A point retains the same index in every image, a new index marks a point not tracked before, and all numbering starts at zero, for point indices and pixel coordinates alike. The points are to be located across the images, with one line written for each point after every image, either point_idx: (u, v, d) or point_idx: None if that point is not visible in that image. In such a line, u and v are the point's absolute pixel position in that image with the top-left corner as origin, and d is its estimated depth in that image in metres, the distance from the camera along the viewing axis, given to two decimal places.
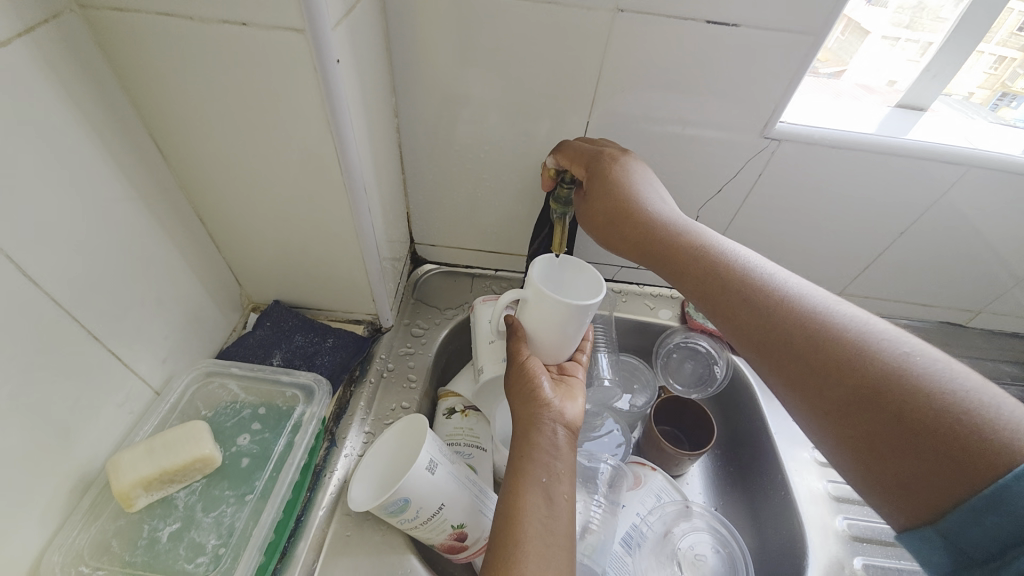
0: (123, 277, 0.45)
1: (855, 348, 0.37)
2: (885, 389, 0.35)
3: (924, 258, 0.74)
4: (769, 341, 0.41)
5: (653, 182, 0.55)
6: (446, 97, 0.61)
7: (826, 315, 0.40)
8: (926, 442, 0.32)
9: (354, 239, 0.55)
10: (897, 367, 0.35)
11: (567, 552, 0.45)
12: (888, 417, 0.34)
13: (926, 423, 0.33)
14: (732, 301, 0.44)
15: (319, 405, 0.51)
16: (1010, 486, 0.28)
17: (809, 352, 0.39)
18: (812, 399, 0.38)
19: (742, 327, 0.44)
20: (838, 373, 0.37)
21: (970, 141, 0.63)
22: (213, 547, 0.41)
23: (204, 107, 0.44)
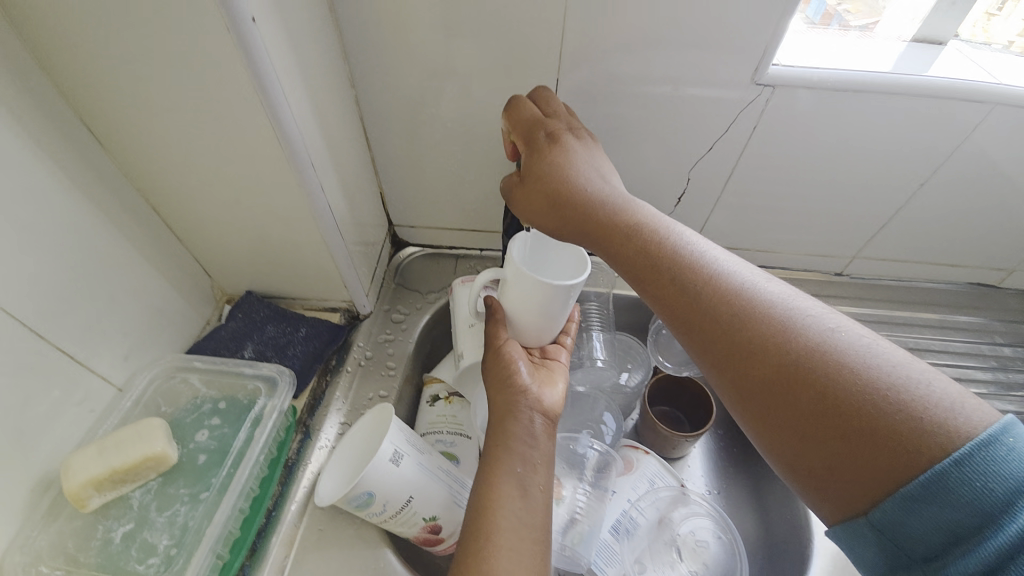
0: (69, 273, 0.43)
1: (786, 329, 0.35)
2: (817, 373, 0.32)
3: (948, 214, 0.67)
4: (700, 326, 0.38)
5: (596, 156, 0.50)
6: (405, 64, 0.56)
7: (756, 295, 0.38)
8: (858, 429, 0.30)
9: (310, 220, 0.52)
10: (829, 351, 0.33)
11: (542, 545, 0.42)
12: (819, 404, 0.32)
13: (857, 410, 0.30)
14: (662, 283, 0.41)
15: (282, 397, 0.49)
16: (950, 473, 0.27)
17: (740, 335, 0.36)
18: (743, 388, 0.36)
19: (672, 313, 0.40)
20: (770, 359, 0.34)
21: (996, 74, 0.56)
22: (165, 547, 0.40)
23: (129, 86, 0.41)
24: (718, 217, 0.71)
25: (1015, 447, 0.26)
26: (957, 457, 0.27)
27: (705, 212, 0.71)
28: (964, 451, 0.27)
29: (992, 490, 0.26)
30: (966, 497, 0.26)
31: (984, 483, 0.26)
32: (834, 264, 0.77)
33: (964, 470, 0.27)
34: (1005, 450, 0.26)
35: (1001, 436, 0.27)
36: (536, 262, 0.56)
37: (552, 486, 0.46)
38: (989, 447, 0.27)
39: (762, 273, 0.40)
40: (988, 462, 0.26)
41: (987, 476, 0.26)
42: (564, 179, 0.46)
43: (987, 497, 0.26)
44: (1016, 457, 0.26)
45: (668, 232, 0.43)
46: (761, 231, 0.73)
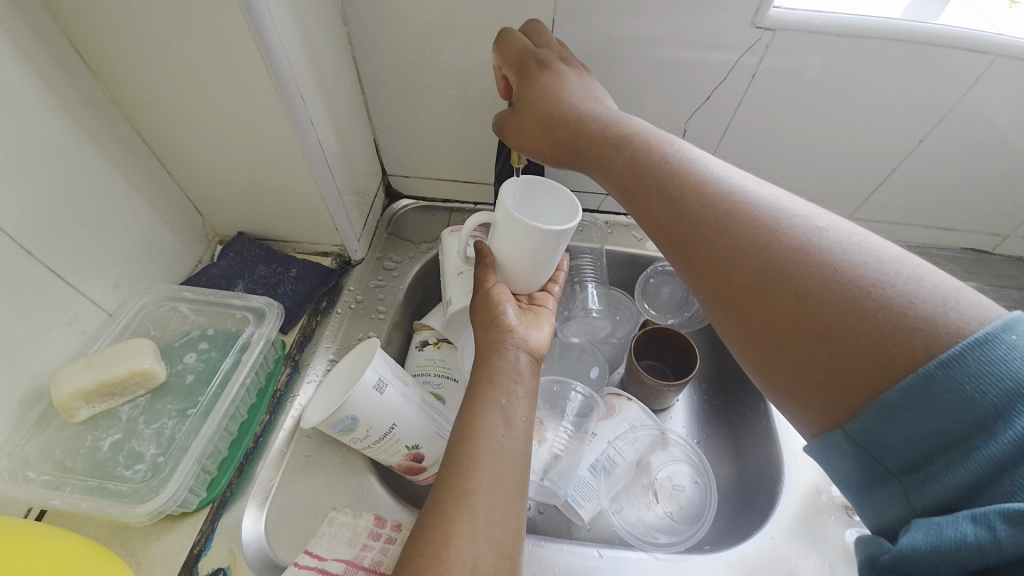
0: (57, 194, 0.43)
1: (778, 239, 0.35)
2: (803, 278, 0.33)
3: (946, 174, 0.66)
4: (690, 242, 0.40)
5: (591, 88, 0.51)
6: (399, 1, 0.55)
7: (753, 208, 0.37)
8: (841, 331, 0.30)
9: (302, 158, 0.52)
10: (816, 257, 0.33)
11: (521, 469, 0.43)
12: (801, 308, 0.32)
13: (840, 312, 0.31)
14: (655, 203, 0.42)
15: (269, 327, 0.50)
16: (935, 376, 0.26)
17: (728, 248, 0.37)
18: (732, 299, 0.37)
19: (666, 230, 0.41)
20: (757, 269, 0.35)
21: (1002, 27, 0.54)
22: (152, 455, 0.41)
23: (106, 1, 0.39)
24: None
25: (1015, 346, 0.25)
26: (944, 359, 0.26)
27: None
28: (952, 353, 0.26)
29: (984, 393, 0.25)
30: (954, 401, 0.26)
31: (974, 386, 0.25)
32: None
33: (952, 373, 0.26)
34: (1002, 350, 0.25)
35: (998, 336, 0.26)
36: (527, 210, 0.56)
37: (533, 418, 0.47)
38: (982, 347, 0.26)
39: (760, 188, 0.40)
40: (980, 363, 0.26)
41: (979, 378, 0.25)
42: (557, 112, 0.50)
43: (979, 402, 0.25)
44: (1014, 356, 0.25)
45: (663, 155, 0.44)
46: None
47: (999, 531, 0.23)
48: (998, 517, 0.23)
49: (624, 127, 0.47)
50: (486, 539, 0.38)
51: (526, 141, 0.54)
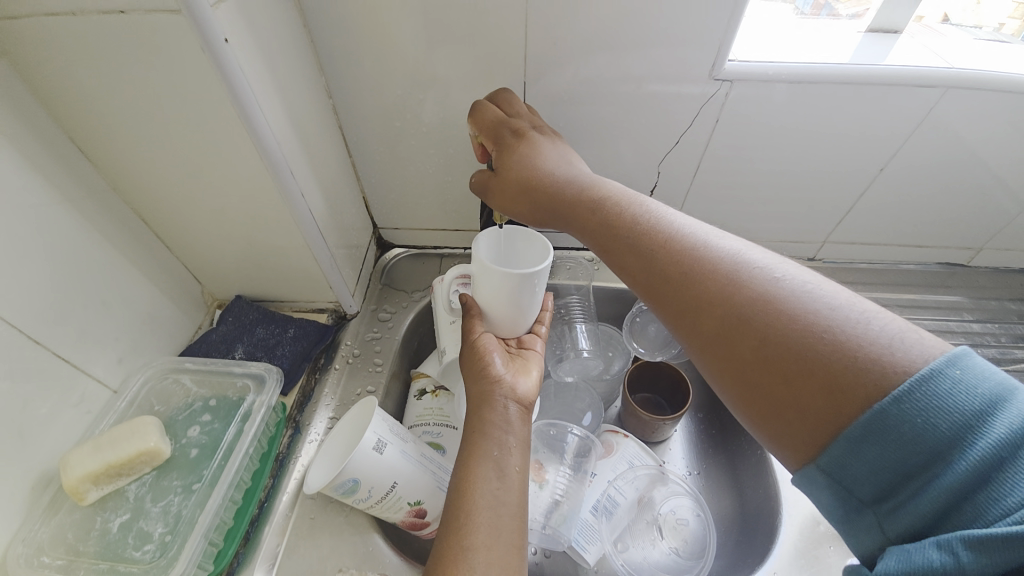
0: (64, 281, 0.46)
1: (741, 285, 0.37)
2: (766, 322, 0.35)
3: (912, 193, 0.70)
4: (659, 286, 0.42)
5: (565, 153, 0.55)
6: (381, 72, 0.59)
7: (718, 255, 0.40)
8: (805, 370, 0.32)
9: (295, 227, 0.54)
10: (773, 299, 0.36)
11: (519, 521, 0.44)
12: (763, 347, 0.35)
13: (797, 352, 0.33)
14: (627, 252, 0.45)
15: (269, 393, 0.52)
16: (888, 412, 0.28)
17: (693, 291, 0.40)
18: (704, 342, 0.38)
19: (640, 278, 0.44)
20: (721, 311, 0.37)
21: (946, 60, 0.58)
22: (160, 534, 0.42)
23: (112, 103, 0.43)
24: (690, 208, 0.74)
25: (959, 380, 0.28)
26: (897, 395, 0.28)
27: (677, 203, 0.73)
28: (903, 389, 0.28)
29: (936, 425, 0.27)
30: (911, 433, 0.28)
31: (926, 418, 0.28)
32: (807, 249, 0.79)
33: (905, 407, 0.28)
34: (948, 384, 0.28)
35: (944, 370, 0.28)
36: (506, 254, 0.58)
37: (528, 467, 0.48)
38: (930, 382, 0.28)
39: (722, 233, 0.43)
40: (930, 398, 0.28)
41: (929, 411, 0.28)
42: (535, 173, 0.52)
43: (931, 434, 0.27)
44: (959, 390, 0.28)
45: (632, 206, 0.47)
46: (734, 218, 0.75)
47: (962, 556, 0.25)
48: (960, 543, 0.25)
49: (597, 184, 0.51)
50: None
51: (508, 204, 0.56)
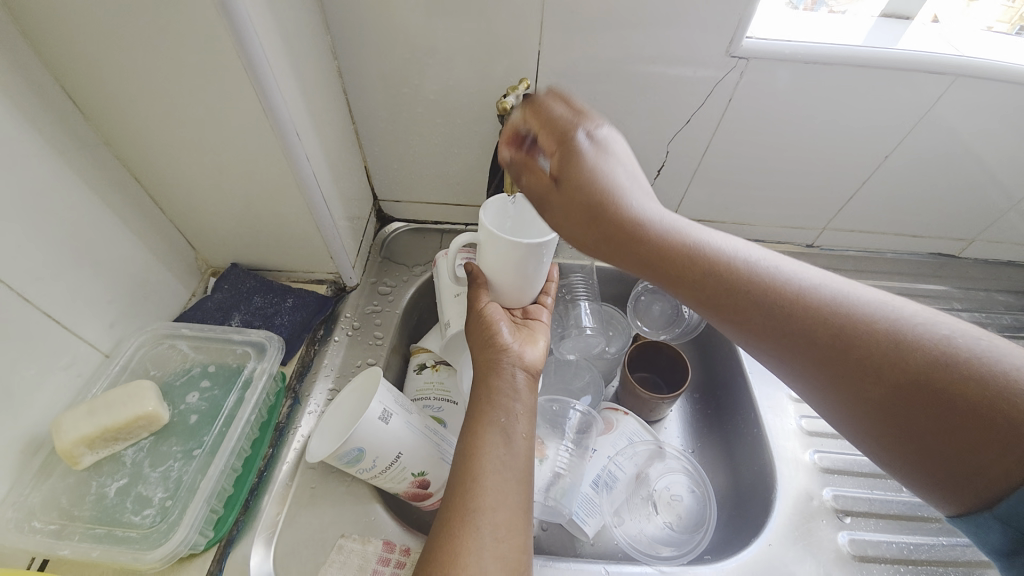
0: (53, 238, 0.43)
1: (894, 337, 0.33)
2: (932, 381, 0.31)
3: (914, 183, 0.70)
4: (789, 347, 0.37)
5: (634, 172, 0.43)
6: (390, 36, 0.57)
7: (854, 307, 0.35)
8: (987, 434, 0.29)
9: (298, 191, 0.52)
10: (938, 357, 0.31)
11: (526, 486, 0.44)
12: (934, 410, 0.31)
13: (978, 414, 0.29)
14: (744, 304, 0.38)
15: (270, 361, 0.51)
16: None
17: (836, 352, 0.35)
18: (852, 408, 0.34)
19: (762, 327, 0.38)
20: (875, 374, 0.33)
21: (958, 48, 0.58)
22: (161, 499, 0.41)
23: (107, 49, 0.40)
24: (694, 191, 0.73)
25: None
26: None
27: (682, 186, 0.73)
28: None
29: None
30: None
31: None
32: (806, 236, 0.80)
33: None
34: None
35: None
36: (511, 223, 0.57)
37: (534, 434, 0.48)
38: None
39: (840, 276, 0.38)
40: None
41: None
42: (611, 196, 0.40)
43: None
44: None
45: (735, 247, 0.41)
46: (736, 203, 0.75)
47: None
48: None
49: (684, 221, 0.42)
50: (493, 557, 0.39)
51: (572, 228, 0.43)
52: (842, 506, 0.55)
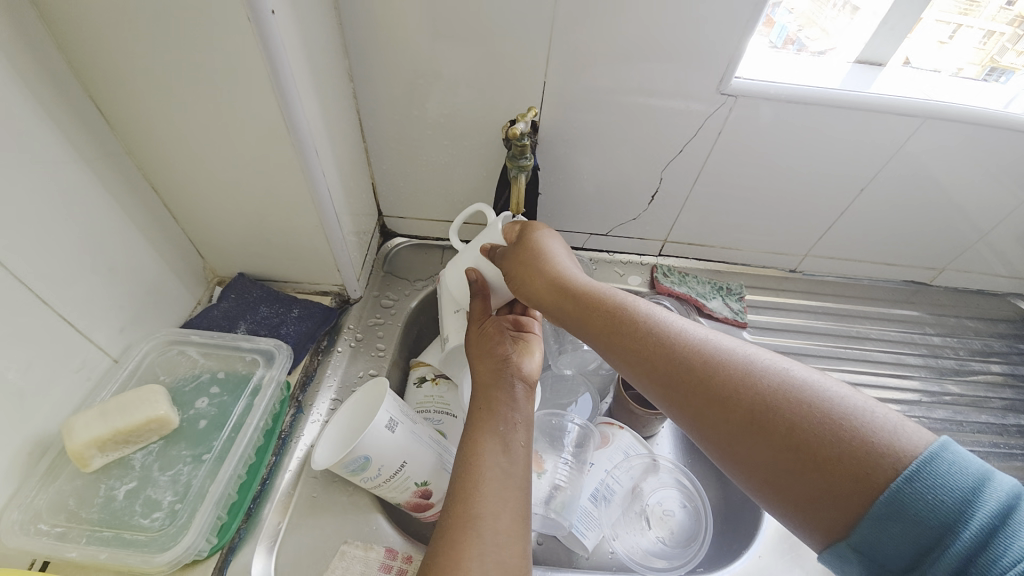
0: (73, 245, 0.45)
1: (746, 372, 0.37)
2: (778, 409, 0.34)
3: (888, 215, 0.75)
4: (667, 383, 0.40)
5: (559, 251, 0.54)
6: (404, 63, 0.60)
7: (717, 348, 0.39)
8: (827, 460, 0.32)
9: (312, 206, 0.54)
10: (781, 389, 0.35)
11: (525, 494, 0.45)
12: (783, 439, 0.34)
13: (814, 439, 0.32)
14: (631, 345, 0.43)
15: (279, 369, 0.53)
16: (904, 492, 0.29)
17: (703, 388, 0.38)
18: (721, 438, 0.37)
19: (643, 365, 0.42)
20: (735, 406, 0.36)
21: (926, 93, 0.64)
22: (170, 502, 0.43)
23: (142, 68, 0.42)
24: (686, 216, 0.77)
25: (953, 462, 0.29)
26: (907, 475, 0.29)
27: (675, 211, 0.77)
28: (912, 469, 0.29)
29: (947, 502, 0.28)
30: (928, 510, 0.28)
31: (935, 496, 0.28)
32: (789, 261, 0.84)
33: (915, 487, 0.29)
34: (946, 465, 0.29)
35: (939, 453, 0.29)
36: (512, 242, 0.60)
37: (531, 444, 0.49)
38: (930, 465, 0.29)
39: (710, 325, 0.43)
40: (935, 477, 0.29)
41: (936, 489, 0.29)
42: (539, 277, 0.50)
43: (941, 510, 0.28)
44: (955, 471, 0.29)
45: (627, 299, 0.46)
46: (725, 229, 0.79)
47: None
48: None
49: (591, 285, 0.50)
50: (494, 561, 0.40)
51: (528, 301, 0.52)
52: None
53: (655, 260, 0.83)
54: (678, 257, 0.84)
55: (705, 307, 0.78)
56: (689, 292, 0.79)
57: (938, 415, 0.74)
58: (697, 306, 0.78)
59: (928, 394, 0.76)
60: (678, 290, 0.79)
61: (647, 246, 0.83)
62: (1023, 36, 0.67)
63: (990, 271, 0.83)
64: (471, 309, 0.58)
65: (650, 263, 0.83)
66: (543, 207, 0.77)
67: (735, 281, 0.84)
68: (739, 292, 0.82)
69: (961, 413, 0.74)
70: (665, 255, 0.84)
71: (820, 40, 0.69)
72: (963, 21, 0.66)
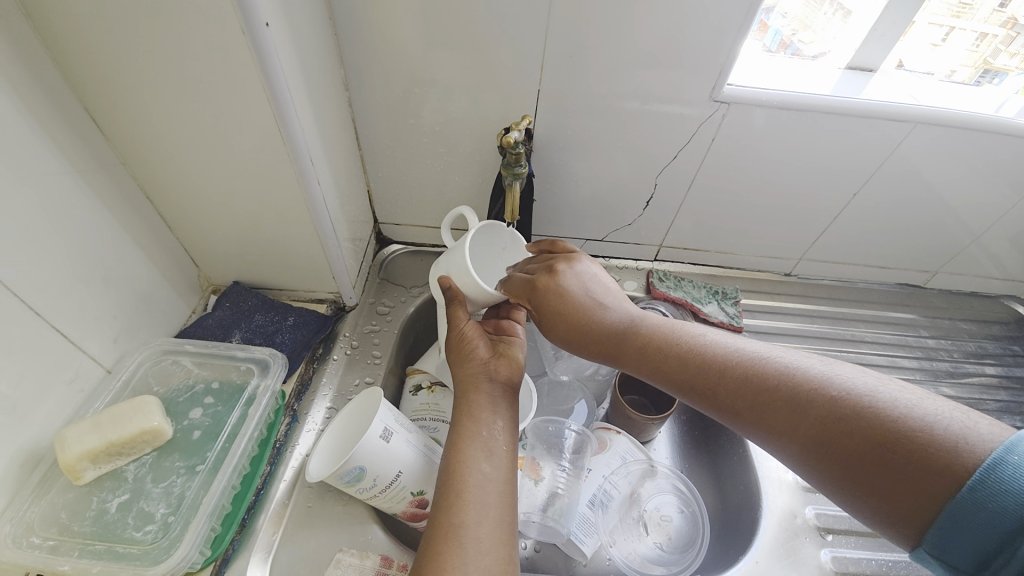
0: (67, 255, 0.45)
1: (808, 393, 0.39)
2: (841, 426, 0.36)
3: (882, 219, 0.76)
4: (737, 408, 0.43)
5: (594, 287, 0.53)
6: (398, 69, 0.60)
7: (776, 371, 0.42)
8: (896, 468, 0.33)
9: (307, 214, 0.54)
10: (843, 404, 0.37)
11: (508, 498, 0.45)
12: (849, 452, 0.35)
13: (882, 451, 0.34)
14: (694, 373, 0.46)
15: (273, 378, 0.53)
16: (969, 497, 0.30)
17: (770, 410, 0.40)
18: (795, 454, 0.39)
19: (711, 393, 0.44)
20: (803, 425, 0.38)
21: (916, 98, 0.65)
22: (163, 515, 0.43)
23: (137, 78, 0.43)
24: (680, 221, 0.78)
25: (1019, 465, 0.29)
26: (971, 483, 0.30)
27: (669, 217, 0.77)
28: (978, 476, 0.30)
29: (1014, 507, 0.28)
30: (994, 515, 0.29)
31: (1001, 501, 0.29)
32: (784, 265, 0.85)
33: (980, 495, 0.29)
34: (1011, 468, 0.29)
35: (1004, 457, 0.30)
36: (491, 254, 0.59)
37: (515, 447, 0.50)
38: (996, 469, 0.29)
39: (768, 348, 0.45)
40: (1000, 483, 0.29)
41: (1002, 495, 0.29)
42: (580, 321, 0.52)
43: (1006, 514, 0.28)
44: (1022, 475, 0.29)
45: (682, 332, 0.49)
46: (719, 233, 0.80)
47: None
48: None
49: (642, 319, 0.51)
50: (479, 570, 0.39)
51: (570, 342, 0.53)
52: (823, 524, 0.58)
53: (650, 265, 0.83)
54: (674, 262, 0.85)
55: (700, 312, 0.78)
56: (685, 297, 0.79)
57: None
58: (692, 311, 0.78)
59: None
60: (674, 294, 0.79)
61: (642, 251, 0.83)
62: (1016, 37, 0.68)
63: (982, 274, 0.84)
64: (449, 315, 0.56)
65: (646, 268, 0.83)
66: (538, 212, 0.77)
67: (731, 285, 0.84)
68: (734, 296, 0.82)
69: None
70: (660, 260, 0.84)
71: (815, 43, 0.70)
72: (958, 23, 0.67)
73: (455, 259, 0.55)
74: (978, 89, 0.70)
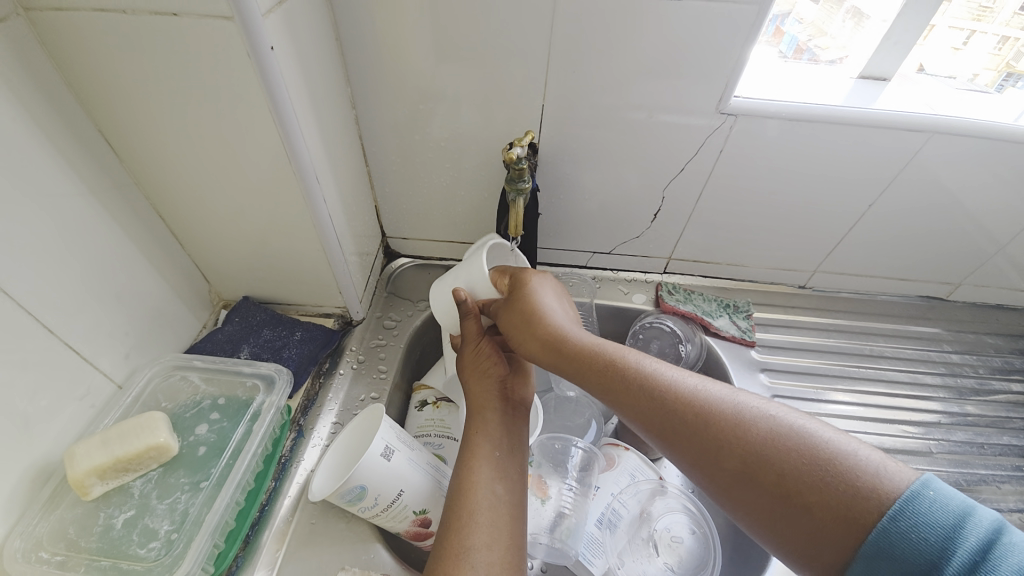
0: (80, 273, 0.46)
1: (739, 424, 0.39)
2: (769, 459, 0.37)
3: (900, 229, 0.73)
4: (669, 431, 0.41)
5: (554, 297, 0.53)
6: (404, 87, 0.61)
7: (711, 399, 0.41)
8: (819, 504, 0.34)
9: (313, 230, 0.55)
10: (773, 438, 0.37)
11: (517, 519, 0.45)
12: (775, 485, 0.36)
13: (808, 487, 0.35)
14: (629, 394, 0.44)
15: (278, 394, 0.53)
16: (890, 530, 0.31)
17: (701, 436, 0.40)
18: (721, 483, 0.39)
19: (643, 415, 0.43)
20: (733, 455, 0.38)
21: (934, 106, 0.63)
22: (166, 531, 0.43)
23: (148, 103, 0.44)
24: (690, 233, 0.77)
25: (935, 499, 0.31)
26: (892, 513, 0.32)
27: (677, 229, 0.76)
28: (896, 508, 0.32)
29: (930, 540, 0.30)
30: (913, 548, 0.30)
31: (919, 533, 0.31)
32: (799, 277, 0.83)
33: (900, 525, 0.31)
34: (928, 502, 0.31)
35: (921, 491, 0.32)
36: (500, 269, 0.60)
37: (526, 469, 0.49)
38: (914, 501, 0.32)
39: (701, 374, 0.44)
40: (917, 515, 0.31)
41: (919, 527, 0.31)
42: (533, 328, 0.50)
43: (924, 547, 0.30)
44: (937, 509, 0.31)
45: (622, 351, 0.47)
46: (728, 245, 0.78)
47: None
48: None
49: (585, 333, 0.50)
50: None
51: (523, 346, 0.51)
52: None
53: (659, 278, 0.82)
54: (684, 274, 0.83)
55: (711, 326, 0.76)
56: (694, 310, 0.78)
57: (958, 438, 0.71)
58: (703, 324, 0.77)
59: (949, 414, 0.73)
60: (684, 308, 0.78)
61: (651, 263, 0.82)
62: None
63: (1009, 286, 0.81)
64: (464, 329, 0.54)
65: (655, 281, 0.82)
66: (545, 226, 0.77)
67: (742, 298, 0.82)
68: (746, 309, 0.80)
69: (982, 435, 0.71)
70: (670, 273, 0.83)
71: (833, 48, 0.69)
72: (977, 27, 0.65)
73: (472, 273, 0.54)
74: (1000, 94, 0.68)
